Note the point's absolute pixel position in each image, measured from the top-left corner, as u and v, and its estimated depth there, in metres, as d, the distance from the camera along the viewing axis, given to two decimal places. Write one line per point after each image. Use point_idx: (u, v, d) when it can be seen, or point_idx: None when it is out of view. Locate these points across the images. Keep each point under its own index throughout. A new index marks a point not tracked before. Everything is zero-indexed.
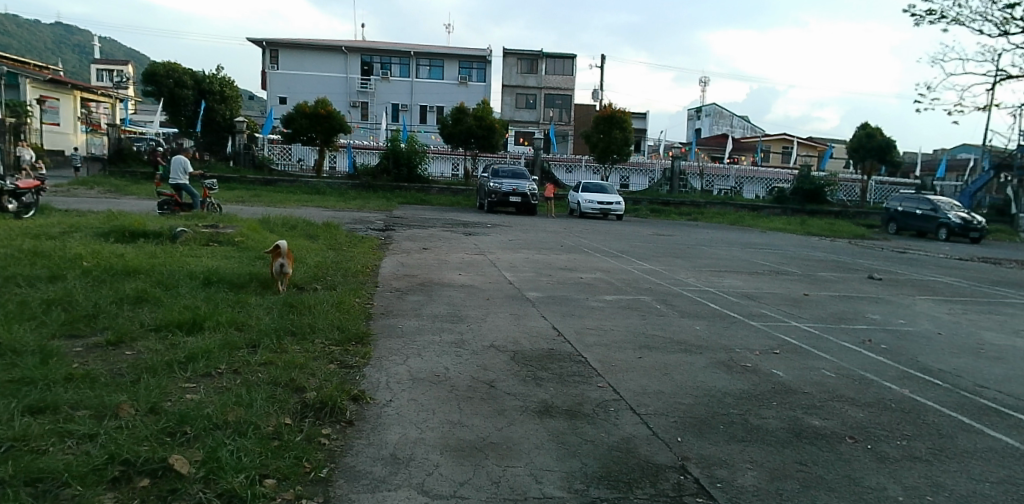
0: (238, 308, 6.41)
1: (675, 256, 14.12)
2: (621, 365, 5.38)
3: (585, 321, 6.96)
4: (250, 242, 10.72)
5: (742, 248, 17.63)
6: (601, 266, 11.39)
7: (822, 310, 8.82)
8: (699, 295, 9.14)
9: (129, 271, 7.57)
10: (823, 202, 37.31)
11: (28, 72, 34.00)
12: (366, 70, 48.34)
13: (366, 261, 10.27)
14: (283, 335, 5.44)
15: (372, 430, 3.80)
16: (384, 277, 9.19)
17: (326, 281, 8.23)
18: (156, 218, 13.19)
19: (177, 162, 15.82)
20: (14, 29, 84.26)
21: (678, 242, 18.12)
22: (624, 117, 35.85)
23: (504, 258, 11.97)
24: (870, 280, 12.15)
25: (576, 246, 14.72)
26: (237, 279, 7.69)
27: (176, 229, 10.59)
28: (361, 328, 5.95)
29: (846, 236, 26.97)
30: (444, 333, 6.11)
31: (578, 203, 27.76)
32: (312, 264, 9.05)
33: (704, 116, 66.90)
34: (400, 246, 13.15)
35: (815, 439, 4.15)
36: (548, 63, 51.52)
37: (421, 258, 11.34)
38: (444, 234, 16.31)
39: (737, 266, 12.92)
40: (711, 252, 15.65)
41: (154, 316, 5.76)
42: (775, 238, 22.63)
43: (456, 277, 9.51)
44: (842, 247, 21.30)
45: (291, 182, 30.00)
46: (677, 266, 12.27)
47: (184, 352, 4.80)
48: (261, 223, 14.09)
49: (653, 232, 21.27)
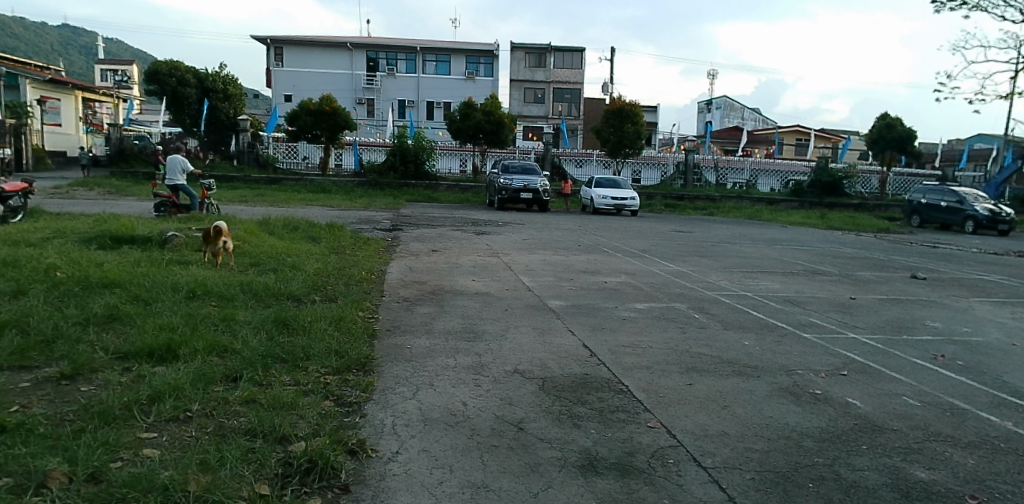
0: (224, 328, 5.59)
1: (700, 255, 13.26)
2: (672, 395, 4.52)
3: (619, 336, 6.10)
4: (246, 248, 9.99)
5: (768, 245, 16.73)
6: (623, 268, 10.54)
7: (876, 317, 7.92)
8: (737, 301, 8.27)
9: (106, 284, 6.80)
10: (842, 194, 36.35)
11: (27, 72, 33.50)
12: (372, 67, 47.50)
13: (370, 266, 9.45)
14: (270, 363, 4.61)
15: (373, 499, 2.98)
16: (391, 284, 8.36)
17: (325, 291, 7.40)
18: (148, 221, 12.47)
19: (173, 162, 15.07)
20: (23, 31, 84.56)
21: (700, 239, 17.24)
22: (635, 110, 34.97)
23: (518, 260, 11.11)
24: (914, 280, 11.26)
25: (594, 245, 13.88)
26: (226, 290, 6.91)
27: (166, 233, 9.88)
28: (364, 351, 5.11)
29: (870, 230, 26.02)
30: (460, 355, 5.25)
31: (591, 199, 26.91)
32: (312, 271, 8.26)
33: (715, 109, 65.91)
34: (407, 248, 12.37)
35: (928, 501, 3.29)
36: (557, 56, 50.71)
37: (431, 262, 10.51)
38: (454, 234, 15.52)
39: (767, 266, 12.03)
40: (736, 250, 14.82)
41: (123, 341, 4.97)
42: (798, 233, 21.73)
43: (469, 283, 8.68)
44: (869, 242, 20.39)
45: (295, 181, 29.26)
46: (706, 267, 11.39)
47: (147, 388, 3.98)
48: (260, 225, 13.36)
49: (671, 229, 20.42)
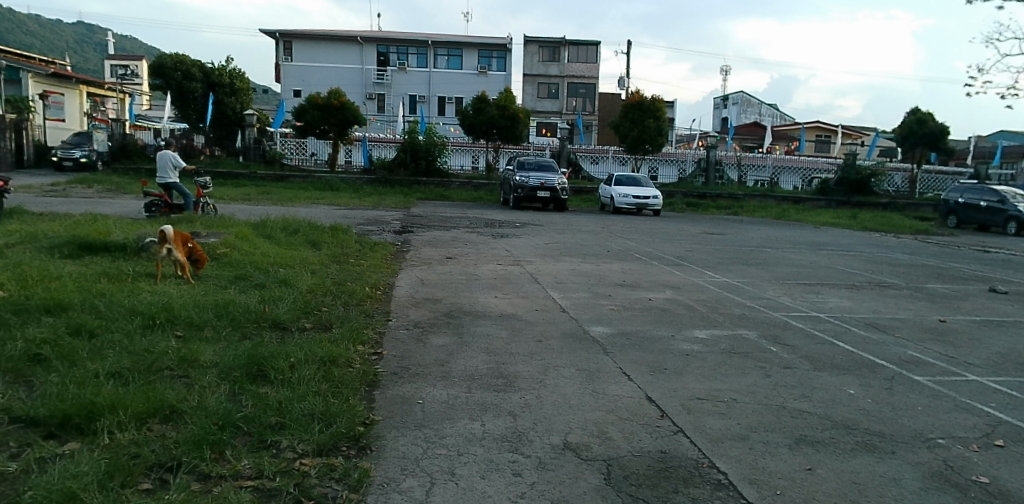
0: (182, 375, 4.30)
1: (744, 263, 11.88)
2: (792, 491, 3.19)
3: (689, 383, 4.74)
4: (235, 256, 8.81)
5: (811, 249, 15.33)
6: (664, 281, 9.20)
7: (985, 348, 6.52)
8: (814, 329, 6.90)
9: (50, 307, 5.53)
10: (870, 193, 34.78)
11: (28, 66, 32.69)
12: (382, 61, 46.23)
13: (375, 279, 8.15)
14: (225, 440, 3.29)
15: None
16: (400, 303, 7.07)
17: (319, 315, 6.10)
18: (131, 223, 11.25)
19: (164, 157, 13.83)
20: (39, 29, 84.11)
21: (736, 243, 15.87)
22: (656, 105, 33.68)
23: (544, 270, 9.81)
24: (997, 295, 9.86)
25: (624, 251, 12.56)
26: (198, 316, 5.64)
27: (144, 238, 8.66)
28: (360, 412, 3.79)
29: (909, 232, 24.44)
30: (489, 417, 3.92)
31: (611, 197, 25.49)
32: (307, 286, 6.97)
33: (732, 104, 64.35)
34: (419, 254, 11.15)
35: None
36: (572, 50, 49.22)
37: (445, 272, 9.23)
38: (470, 237, 14.27)
39: (823, 279, 10.62)
40: (781, 256, 13.45)
41: (35, 398, 3.69)
42: (836, 236, 20.25)
43: (492, 300, 7.35)
44: (916, 245, 18.90)
45: (303, 177, 28.00)
46: (759, 279, 10.06)
47: (31, 491, 2.69)
48: (257, 227, 12.13)
49: (701, 231, 19.01)
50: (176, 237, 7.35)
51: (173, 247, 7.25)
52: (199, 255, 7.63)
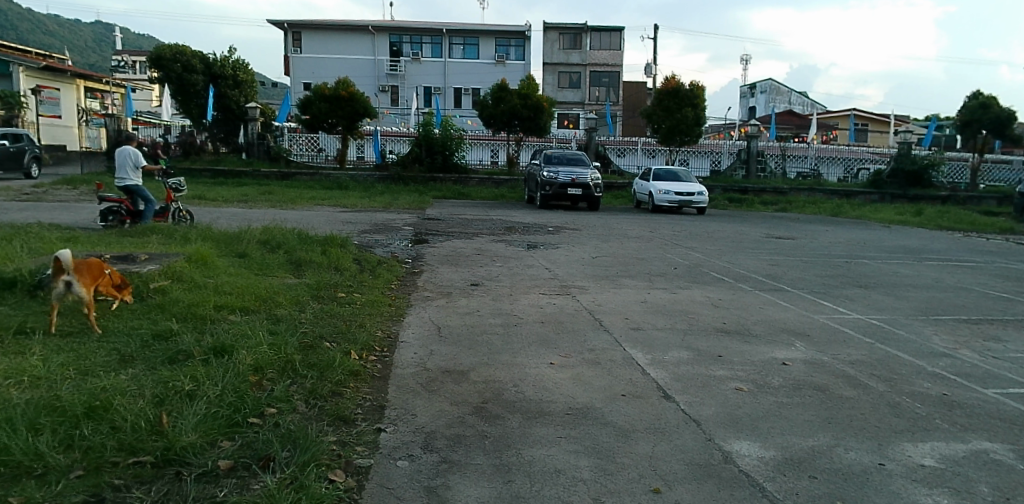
0: None
1: (856, 285, 9.10)
2: None
3: None
4: (177, 293, 6.25)
5: (913, 260, 12.47)
6: (780, 323, 6.48)
7: None
8: None
9: None
10: (928, 185, 31.49)
11: (19, 59, 30.60)
12: (394, 52, 43.49)
13: (369, 332, 5.52)
14: None
15: None
16: (404, 384, 4.41)
17: (252, 431, 3.44)
18: (63, 241, 8.75)
19: (121, 154, 11.18)
20: (56, 28, 82.39)
21: (818, 251, 13.06)
22: (694, 92, 30.82)
23: (605, 303, 7.12)
24: None
25: (696, 268, 9.81)
26: (16, 450, 3.02)
27: (45, 271, 6.09)
28: None
29: (993, 231, 21.28)
30: None
31: (649, 195, 22.68)
32: (250, 359, 4.33)
33: (760, 93, 61.10)
34: (437, 278, 8.53)
35: None
36: (594, 36, 46.29)
37: (471, 311, 6.60)
38: (496, 248, 11.66)
39: (981, 311, 7.82)
40: (887, 271, 10.63)
41: None
42: (917, 238, 17.26)
43: (546, 374, 4.68)
44: (1017, 250, 15.89)
45: (310, 175, 25.58)
46: (902, 314, 7.29)
47: None
48: (230, 240, 9.58)
49: (764, 235, 16.13)
50: (79, 265, 5.06)
51: (74, 278, 4.92)
52: (110, 285, 5.35)
